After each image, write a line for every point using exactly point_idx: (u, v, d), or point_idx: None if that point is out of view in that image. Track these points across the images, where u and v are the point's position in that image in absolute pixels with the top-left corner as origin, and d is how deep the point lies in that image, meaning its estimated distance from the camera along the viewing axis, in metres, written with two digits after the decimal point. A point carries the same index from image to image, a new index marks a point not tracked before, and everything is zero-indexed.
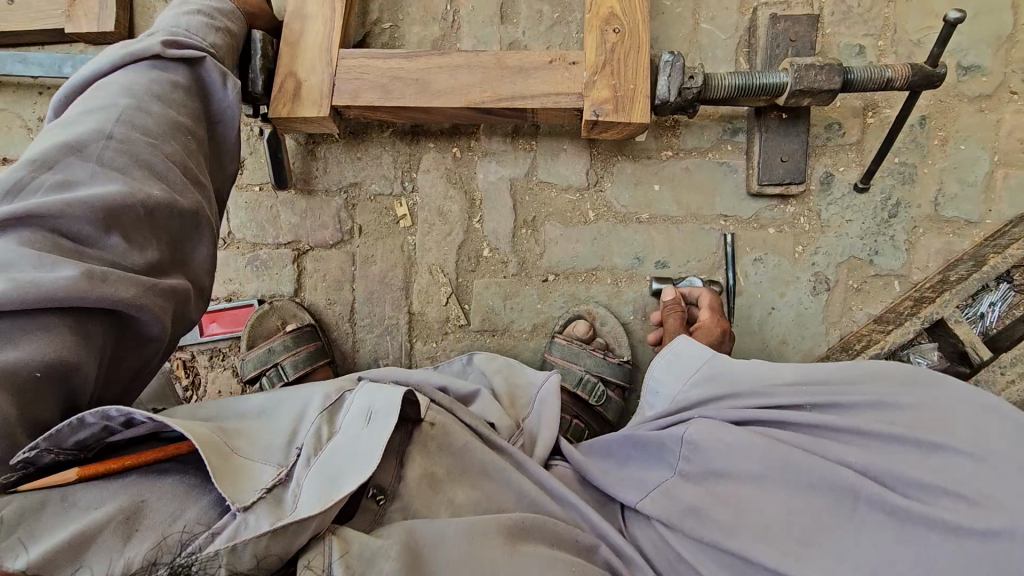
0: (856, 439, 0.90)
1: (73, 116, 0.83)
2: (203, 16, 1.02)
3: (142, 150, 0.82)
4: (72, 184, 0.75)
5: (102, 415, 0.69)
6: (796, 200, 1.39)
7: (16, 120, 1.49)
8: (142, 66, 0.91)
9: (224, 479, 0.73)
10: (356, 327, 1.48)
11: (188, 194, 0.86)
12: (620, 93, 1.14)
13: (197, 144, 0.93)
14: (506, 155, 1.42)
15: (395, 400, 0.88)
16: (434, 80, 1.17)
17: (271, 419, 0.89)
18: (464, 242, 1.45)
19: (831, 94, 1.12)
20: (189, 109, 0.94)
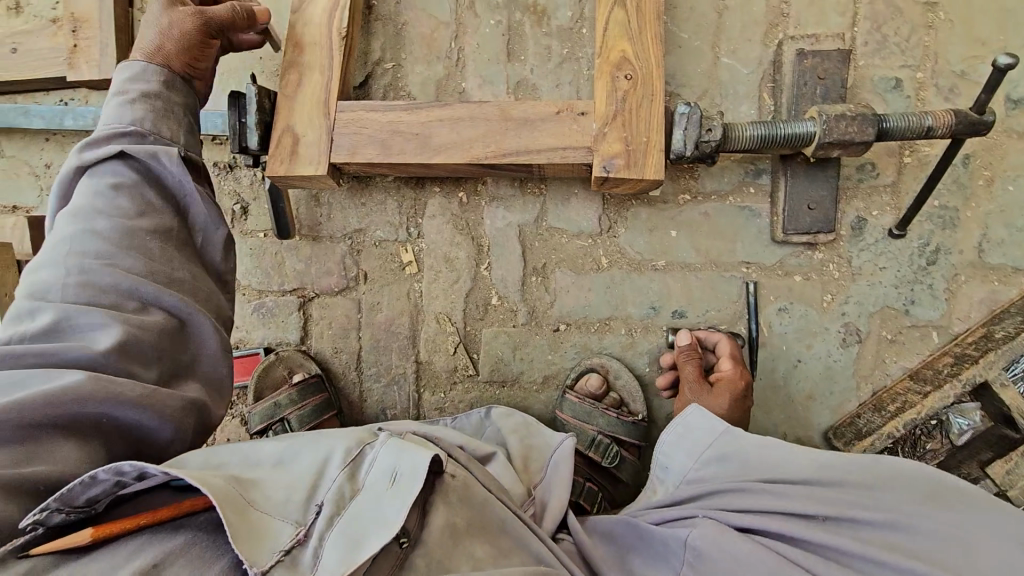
0: (865, 564, 0.83)
1: (42, 259, 0.84)
2: (122, 96, 0.96)
3: (103, 277, 0.81)
4: (54, 326, 0.77)
5: (114, 472, 0.66)
6: (825, 246, 1.29)
7: (24, 167, 1.49)
8: (88, 179, 0.90)
9: (241, 539, 0.68)
10: (363, 376, 1.45)
11: (158, 304, 0.85)
12: (632, 146, 1.06)
13: (162, 238, 0.90)
14: (514, 200, 1.36)
15: (421, 460, 0.80)
16: (436, 133, 1.11)
17: (289, 465, 0.81)
18: (472, 290, 1.39)
19: (865, 145, 1.02)
20: (145, 204, 0.90)
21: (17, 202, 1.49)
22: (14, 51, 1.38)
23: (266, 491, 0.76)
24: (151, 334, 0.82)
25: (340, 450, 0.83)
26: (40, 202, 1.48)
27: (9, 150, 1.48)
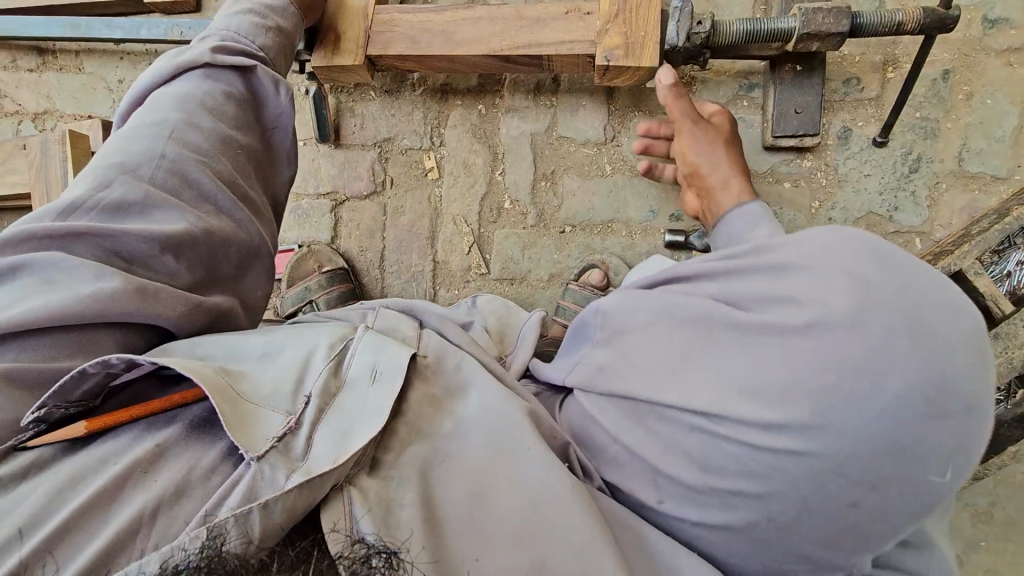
0: (721, 271, 0.72)
1: (132, 129, 0.88)
2: (256, 15, 1.01)
3: (190, 169, 0.85)
4: (125, 204, 0.79)
5: (103, 364, 0.68)
6: (813, 154, 1.40)
7: (100, 83, 1.69)
8: (195, 75, 0.94)
9: (233, 428, 0.69)
10: (385, 273, 1.58)
11: (237, 215, 0.90)
12: (631, 40, 1.20)
13: (246, 157, 0.96)
14: (528, 111, 1.50)
15: (401, 357, 0.82)
16: (459, 30, 1.27)
17: (271, 363, 0.82)
18: (487, 194, 1.53)
19: (841, 37, 1.15)
20: (241, 123, 0.96)
21: (92, 112, 1.69)
22: None
23: (254, 386, 0.77)
24: (219, 243, 0.86)
25: (323, 345, 0.83)
26: (111, 112, 1.68)
27: (89, 67, 1.69)
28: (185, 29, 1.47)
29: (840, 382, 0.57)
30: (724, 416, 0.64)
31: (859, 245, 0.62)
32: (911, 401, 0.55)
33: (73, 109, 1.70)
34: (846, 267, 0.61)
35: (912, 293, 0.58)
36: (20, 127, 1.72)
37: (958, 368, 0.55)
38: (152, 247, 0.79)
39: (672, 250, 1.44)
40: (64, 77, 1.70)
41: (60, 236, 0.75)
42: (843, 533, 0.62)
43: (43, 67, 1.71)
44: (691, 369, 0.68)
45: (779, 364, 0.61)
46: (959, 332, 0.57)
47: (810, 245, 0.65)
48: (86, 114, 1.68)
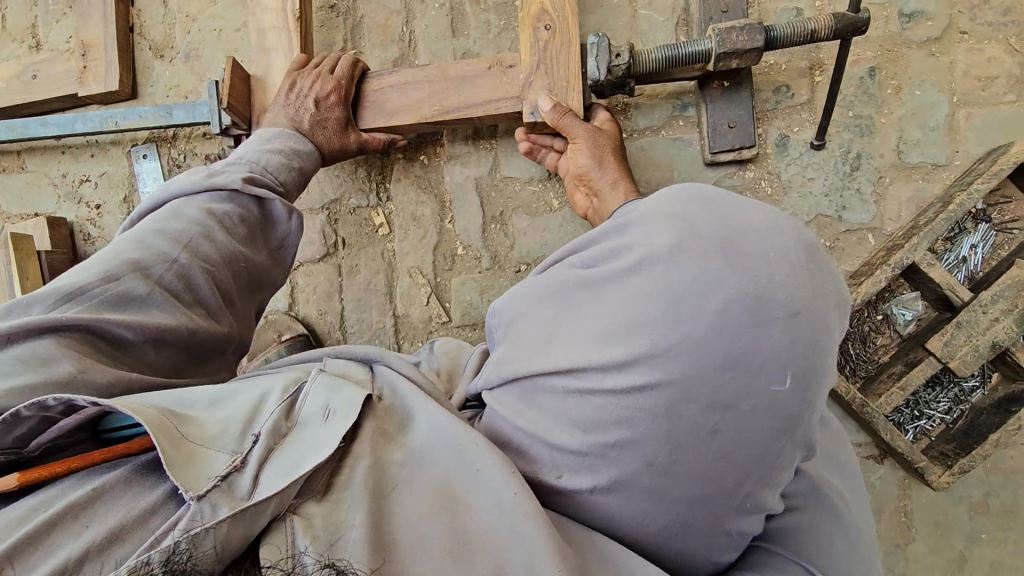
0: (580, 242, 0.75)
1: (143, 234, 0.96)
2: (282, 156, 1.16)
3: (197, 277, 0.95)
4: (128, 298, 0.86)
5: (37, 406, 0.67)
6: (754, 164, 1.40)
7: (46, 179, 1.69)
8: (220, 195, 1.05)
9: (177, 469, 0.67)
10: (347, 334, 1.56)
11: (223, 318, 0.99)
12: (555, 90, 1.22)
13: (246, 273, 1.06)
14: (470, 157, 1.51)
15: (355, 399, 0.82)
16: (387, 99, 1.31)
17: (224, 408, 0.79)
18: (439, 243, 1.53)
19: (758, 52, 1.16)
20: (251, 240, 1.07)
21: (39, 209, 1.69)
22: (34, 77, 1.62)
23: (204, 426, 0.74)
24: (201, 332, 0.93)
25: (277, 387, 0.83)
26: (58, 207, 1.68)
27: (31, 165, 1.69)
28: (120, 118, 1.49)
29: (670, 308, 0.60)
30: (584, 368, 0.65)
31: (685, 190, 0.67)
32: (734, 312, 0.58)
33: (20, 209, 1.70)
34: (665, 207, 0.66)
35: (727, 222, 0.62)
36: None
37: (775, 278, 0.59)
38: (137, 334, 0.85)
39: None
40: (9, 179, 1.71)
41: (37, 329, 0.76)
42: (715, 465, 0.62)
43: None
44: (556, 336, 0.70)
45: (620, 306, 0.63)
46: (776, 245, 0.61)
47: (642, 199, 0.69)
48: (34, 212, 1.68)
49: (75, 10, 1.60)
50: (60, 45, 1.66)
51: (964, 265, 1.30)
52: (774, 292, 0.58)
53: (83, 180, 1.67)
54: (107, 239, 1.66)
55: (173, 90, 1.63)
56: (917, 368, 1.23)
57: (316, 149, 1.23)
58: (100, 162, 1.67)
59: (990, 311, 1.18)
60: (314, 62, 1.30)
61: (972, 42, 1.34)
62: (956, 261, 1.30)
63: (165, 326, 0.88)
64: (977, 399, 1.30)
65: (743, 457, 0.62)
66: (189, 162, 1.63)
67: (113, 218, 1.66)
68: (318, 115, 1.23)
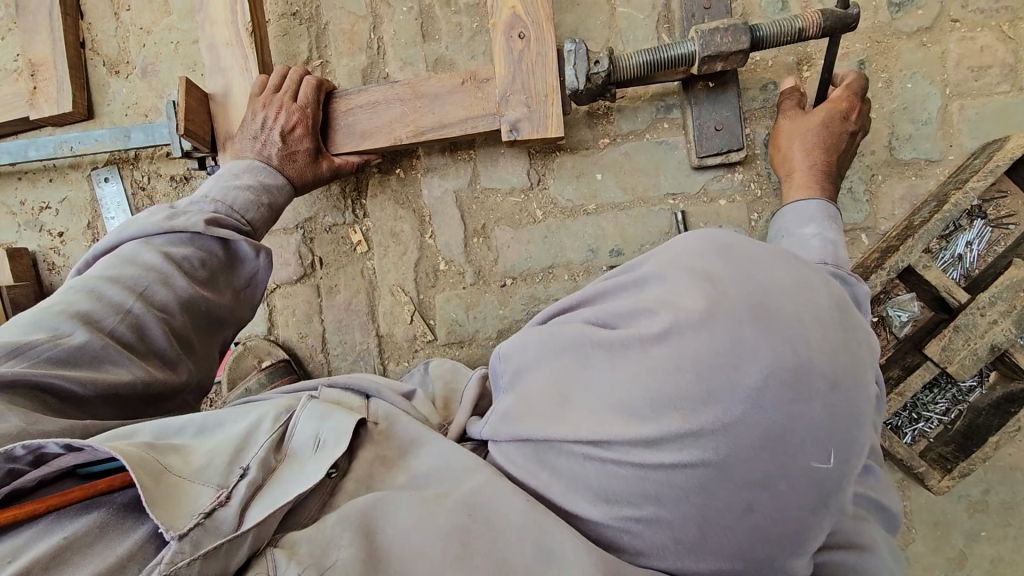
0: (597, 298, 0.72)
1: (95, 282, 0.90)
2: (252, 192, 1.10)
3: (153, 328, 0.90)
4: (79, 354, 0.81)
5: (5, 455, 0.63)
6: (743, 166, 1.35)
7: (3, 208, 1.61)
8: (180, 238, 0.99)
9: (157, 505, 0.62)
10: (330, 356, 1.51)
11: (182, 368, 0.94)
12: (532, 106, 1.17)
13: (207, 318, 1.00)
14: (447, 169, 1.44)
15: (346, 424, 0.78)
16: (359, 121, 1.25)
17: (210, 441, 0.75)
18: (421, 259, 1.47)
19: (744, 54, 1.11)
20: (212, 283, 1.01)
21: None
22: None
23: (188, 459, 0.70)
24: (156, 384, 0.88)
25: (269, 415, 0.79)
26: (19, 237, 1.60)
27: None
28: (74, 143, 1.41)
29: (704, 380, 0.58)
30: (610, 439, 0.62)
31: (706, 246, 0.66)
32: (772, 386, 0.56)
33: None
34: (687, 266, 0.65)
35: (758, 286, 0.61)
36: None
37: (812, 350, 0.58)
38: (89, 389, 0.79)
39: None
40: None
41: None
42: (749, 543, 0.59)
43: None
44: (575, 399, 0.66)
45: (648, 374, 0.61)
46: (810, 312, 0.60)
47: (662, 256, 0.68)
48: None
49: (20, 26, 1.50)
50: (7, 64, 1.56)
51: (960, 263, 1.26)
52: (812, 365, 0.57)
53: (43, 207, 1.59)
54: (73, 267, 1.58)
55: (132, 108, 1.54)
56: (915, 373, 1.20)
57: (288, 182, 1.16)
58: (60, 187, 1.59)
59: (988, 313, 1.15)
60: (274, 84, 1.21)
61: (964, 30, 1.29)
62: (952, 259, 1.25)
63: (119, 382, 0.82)
64: (975, 398, 1.27)
65: (777, 533, 0.59)
66: (154, 184, 1.55)
67: (78, 246, 1.58)
68: (286, 149, 1.16)
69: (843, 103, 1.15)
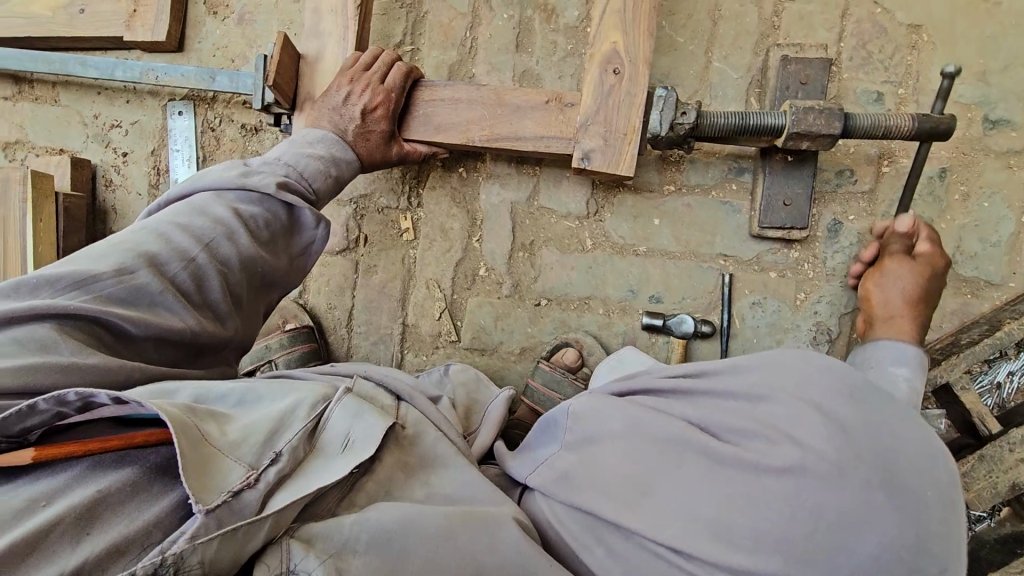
0: (704, 398, 0.77)
1: (167, 227, 0.92)
2: (322, 162, 1.11)
3: (212, 279, 0.91)
4: (137, 294, 0.82)
5: (57, 400, 0.64)
6: (801, 245, 1.34)
7: (75, 116, 1.65)
8: (250, 197, 1.01)
9: (190, 474, 0.63)
10: (353, 332, 1.52)
11: (231, 324, 0.95)
12: (609, 140, 1.17)
13: (262, 278, 1.01)
14: (510, 179, 1.45)
15: (377, 429, 0.80)
16: (439, 113, 1.25)
17: (244, 414, 0.77)
18: (463, 260, 1.48)
19: (832, 139, 1.10)
20: (271, 246, 1.03)
21: (65, 146, 1.65)
22: (82, 12, 1.57)
23: (225, 430, 0.71)
24: (204, 336, 0.89)
25: (306, 401, 0.80)
26: (84, 147, 1.64)
27: (65, 100, 1.65)
28: (161, 74, 1.44)
29: (816, 530, 0.63)
30: (700, 554, 0.66)
31: (837, 383, 0.71)
32: (885, 557, 0.62)
33: (46, 142, 1.66)
34: (815, 401, 0.70)
35: (887, 450, 0.66)
36: None
37: (927, 531, 0.63)
38: (141, 330, 0.81)
39: (649, 333, 1.38)
40: (39, 108, 1.66)
41: (43, 314, 0.74)
42: None
43: (19, 96, 1.67)
44: (667, 494, 0.70)
45: (758, 505, 0.65)
46: (930, 487, 0.65)
47: (788, 380, 0.73)
48: (60, 149, 1.65)
49: None
50: None
51: (996, 391, 1.23)
52: (923, 546, 0.63)
53: (114, 125, 1.63)
54: (128, 188, 1.62)
55: (220, 51, 1.58)
56: None
57: (357, 158, 1.18)
58: (134, 109, 1.62)
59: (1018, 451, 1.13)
60: (365, 62, 1.21)
61: None
62: (988, 385, 1.23)
63: (169, 328, 0.84)
64: (981, 528, 1.22)
65: None
66: (224, 127, 1.58)
67: (138, 169, 1.62)
68: (362, 127, 1.17)
69: (940, 261, 1.19)
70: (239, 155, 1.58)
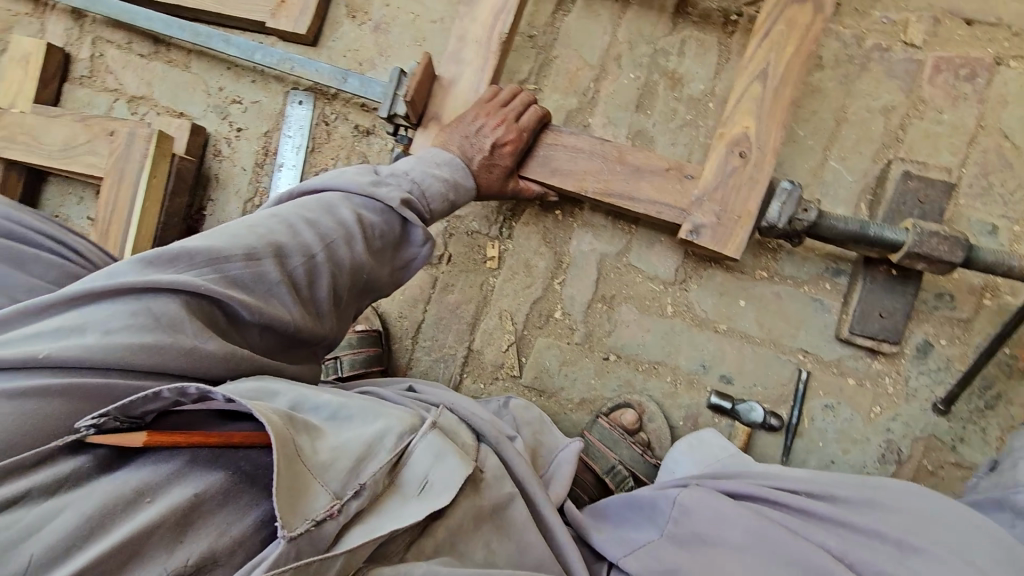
0: (837, 531, 0.90)
1: (295, 219, 0.96)
2: (443, 185, 1.15)
3: (324, 277, 0.94)
4: (258, 281, 0.85)
5: (178, 391, 0.69)
6: (885, 359, 1.32)
7: (201, 85, 1.73)
8: (375, 206, 1.05)
9: (283, 495, 0.68)
10: (416, 345, 1.54)
11: (328, 323, 0.97)
12: (722, 220, 1.19)
13: (363, 283, 1.04)
14: (604, 231, 1.47)
15: (453, 477, 0.83)
16: (557, 158, 1.28)
17: (336, 431, 0.81)
18: (540, 299, 1.49)
19: (950, 266, 1.10)
20: (380, 255, 1.06)
21: (185, 110, 1.72)
22: None
23: (317, 447, 0.75)
24: (305, 331, 0.91)
25: (393, 430, 0.83)
26: (203, 115, 1.71)
27: (196, 68, 1.73)
28: (296, 65, 1.51)
29: None
30: None
31: (978, 542, 0.86)
32: None
33: (168, 102, 1.74)
34: (963, 558, 0.85)
35: None
36: (115, 106, 1.77)
37: None
38: (255, 316, 0.84)
39: (713, 412, 1.36)
40: (170, 71, 1.75)
41: (176, 289, 0.77)
42: None
43: (154, 55, 1.76)
44: None
45: None
46: None
47: (927, 534, 0.88)
48: (180, 112, 1.72)
49: None
50: None
51: None
52: None
53: (235, 100, 1.70)
54: (234, 162, 1.68)
55: (351, 53, 1.64)
56: None
57: (475, 188, 1.22)
58: (258, 90, 1.69)
59: None
60: (504, 99, 1.26)
61: None
62: None
63: (280, 319, 0.86)
64: None
65: None
66: (338, 124, 1.64)
67: (248, 146, 1.68)
68: (488, 159, 1.22)
69: None
70: (346, 152, 1.63)
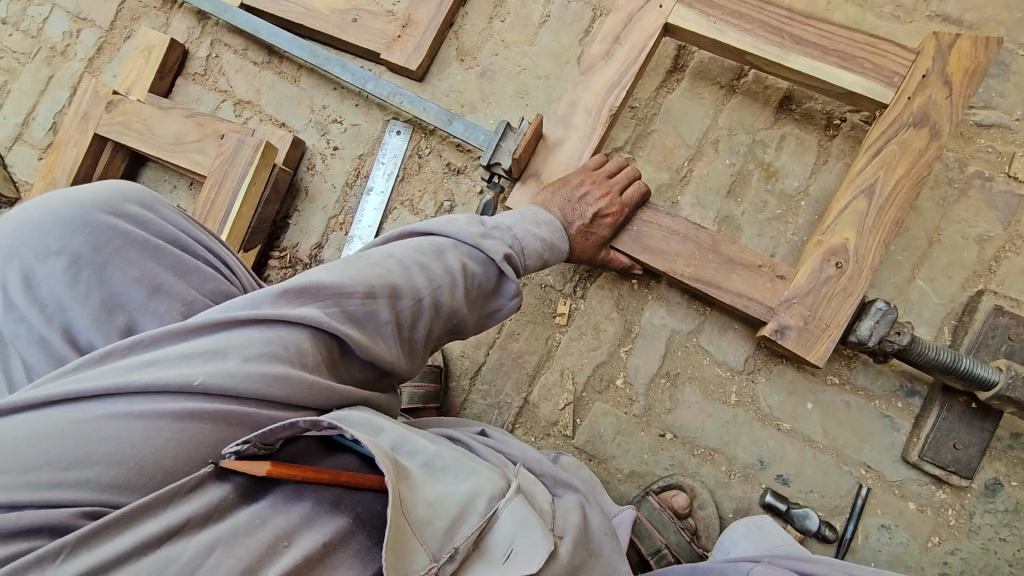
0: None
1: (407, 260, 0.98)
2: (541, 245, 1.18)
3: (425, 322, 0.96)
4: (370, 319, 0.87)
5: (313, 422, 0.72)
6: (951, 489, 1.29)
7: (306, 101, 1.80)
8: (479, 257, 1.07)
9: (390, 552, 0.68)
10: (473, 388, 1.55)
11: (417, 363, 0.99)
12: (810, 326, 1.19)
13: (455, 328, 1.06)
14: (678, 308, 1.48)
15: (539, 549, 0.79)
16: (651, 236, 1.31)
17: (433, 480, 0.79)
18: (604, 363, 1.50)
19: None
20: (475, 304, 1.07)
21: (287, 121, 1.79)
22: (354, 21, 1.73)
23: (415, 501, 0.74)
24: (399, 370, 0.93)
25: (485, 492, 0.79)
26: (303, 128, 1.78)
27: (304, 83, 1.81)
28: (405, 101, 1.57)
29: None
30: None
31: None
32: None
33: (272, 112, 1.81)
34: None
35: None
36: (221, 106, 1.84)
37: None
38: (363, 354, 0.86)
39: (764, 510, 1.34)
40: (278, 81, 1.82)
41: (300, 321, 0.80)
42: None
43: (266, 65, 1.84)
44: None
45: None
46: None
47: None
48: (282, 122, 1.79)
49: None
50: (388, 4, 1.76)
51: None
52: None
53: (336, 120, 1.76)
54: (326, 178, 1.73)
55: (455, 94, 1.70)
56: None
57: (569, 253, 1.25)
58: (359, 114, 1.76)
59: None
60: (610, 170, 1.31)
61: None
62: None
63: (382, 359, 0.89)
64: None
65: None
66: (431, 158, 1.69)
67: (341, 165, 1.74)
68: (588, 227, 1.25)
69: None
70: (434, 187, 1.68)
